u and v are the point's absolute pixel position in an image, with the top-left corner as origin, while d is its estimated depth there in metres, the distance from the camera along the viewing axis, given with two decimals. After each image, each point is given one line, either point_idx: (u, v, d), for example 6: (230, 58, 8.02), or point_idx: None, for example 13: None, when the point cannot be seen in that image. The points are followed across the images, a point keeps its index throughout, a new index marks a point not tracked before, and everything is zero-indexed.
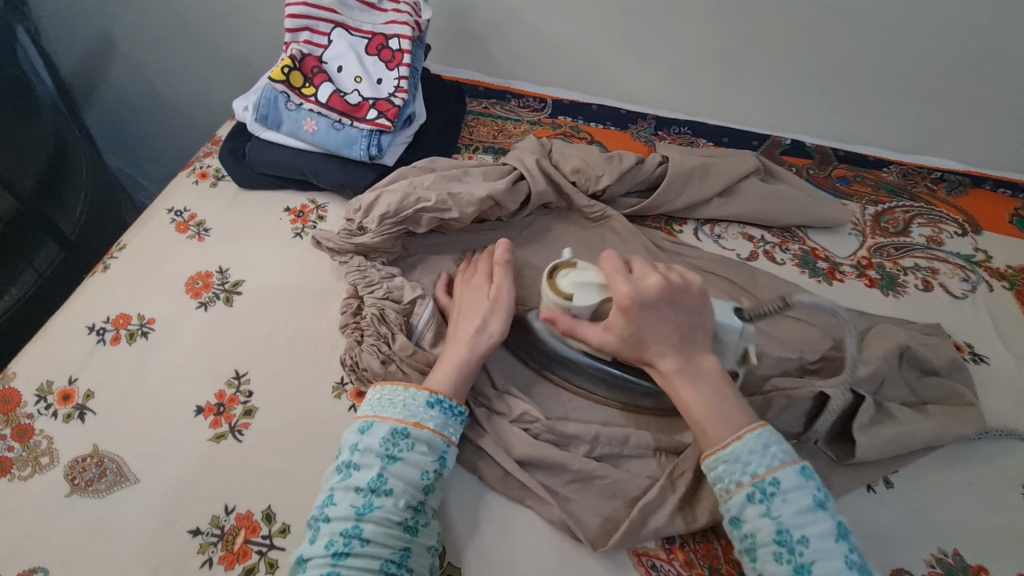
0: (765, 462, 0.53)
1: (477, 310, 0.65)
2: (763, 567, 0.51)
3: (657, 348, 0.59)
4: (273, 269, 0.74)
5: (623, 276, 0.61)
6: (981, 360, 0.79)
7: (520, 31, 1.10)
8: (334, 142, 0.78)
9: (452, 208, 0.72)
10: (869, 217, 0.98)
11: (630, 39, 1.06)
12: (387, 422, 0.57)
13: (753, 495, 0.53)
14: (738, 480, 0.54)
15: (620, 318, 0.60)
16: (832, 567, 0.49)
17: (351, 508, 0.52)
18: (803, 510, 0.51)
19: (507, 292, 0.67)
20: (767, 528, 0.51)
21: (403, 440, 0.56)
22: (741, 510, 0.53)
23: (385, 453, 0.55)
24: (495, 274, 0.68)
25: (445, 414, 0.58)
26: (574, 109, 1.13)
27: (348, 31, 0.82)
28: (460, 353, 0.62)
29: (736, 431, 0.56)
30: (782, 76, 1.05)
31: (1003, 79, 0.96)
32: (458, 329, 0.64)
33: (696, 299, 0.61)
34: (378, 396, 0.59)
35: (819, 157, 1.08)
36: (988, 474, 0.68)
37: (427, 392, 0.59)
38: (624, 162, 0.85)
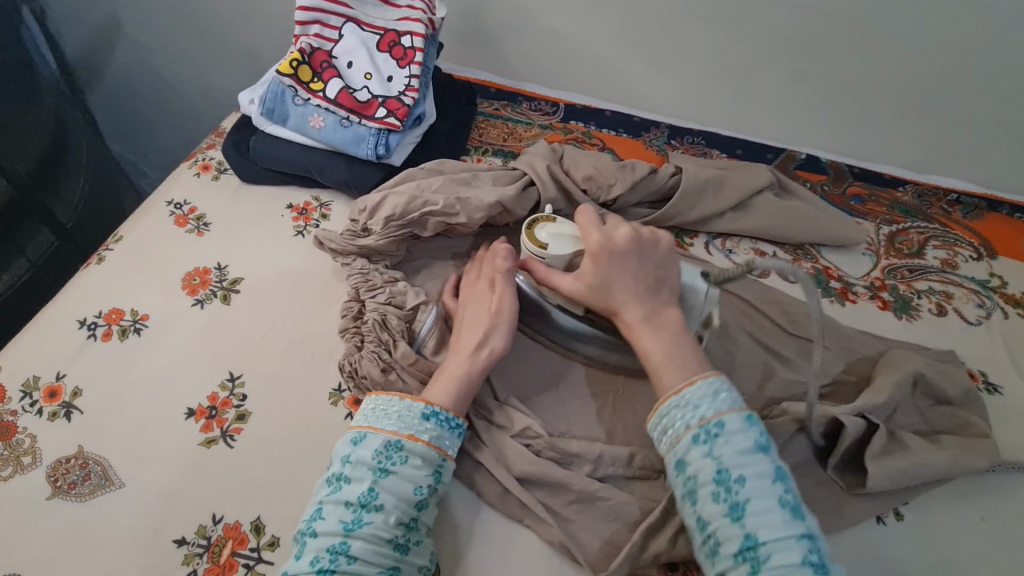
0: (713, 405, 0.52)
1: (480, 325, 0.62)
2: (700, 509, 0.49)
3: (621, 298, 0.59)
4: (273, 268, 0.72)
5: (595, 226, 0.63)
6: (995, 390, 0.77)
7: (535, 33, 1.08)
8: (341, 139, 0.76)
9: (460, 213, 0.70)
10: (883, 237, 0.96)
11: (646, 45, 1.04)
12: (381, 434, 0.55)
13: (698, 437, 0.51)
14: (686, 422, 0.52)
15: (590, 265, 0.61)
16: (766, 507, 0.48)
17: (339, 523, 0.50)
18: (744, 452, 0.50)
19: (511, 307, 0.62)
20: (709, 468, 0.50)
21: (397, 452, 0.54)
22: (686, 452, 0.51)
23: (377, 467, 0.53)
24: (499, 284, 0.64)
25: (441, 426, 0.56)
26: (586, 115, 1.11)
27: (360, 26, 0.80)
28: (462, 365, 0.60)
29: (688, 377, 0.54)
30: (799, 90, 1.03)
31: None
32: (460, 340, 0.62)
33: (659, 254, 0.62)
34: (373, 405, 0.57)
35: (833, 173, 1.06)
36: (1001, 509, 0.66)
37: (423, 403, 0.57)
38: (636, 172, 0.83)
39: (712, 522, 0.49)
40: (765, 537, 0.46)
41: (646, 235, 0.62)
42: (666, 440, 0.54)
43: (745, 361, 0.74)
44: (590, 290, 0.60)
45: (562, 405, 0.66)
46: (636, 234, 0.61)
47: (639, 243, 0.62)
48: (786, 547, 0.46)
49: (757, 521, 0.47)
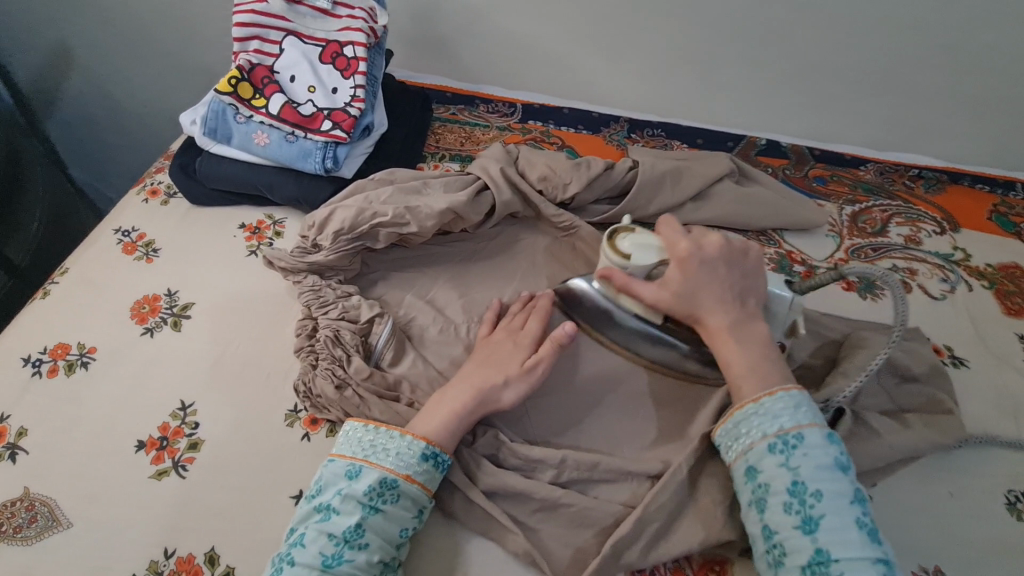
0: (793, 418, 0.53)
1: (506, 373, 0.60)
2: (769, 517, 0.51)
3: (707, 304, 0.61)
4: (227, 291, 0.71)
5: (683, 235, 0.64)
6: (961, 364, 0.77)
7: (487, 33, 1.07)
8: (288, 155, 0.75)
9: (411, 222, 0.69)
10: (846, 217, 0.96)
11: (599, 40, 1.04)
12: (376, 469, 0.53)
13: (775, 446, 0.53)
14: (763, 431, 0.54)
15: (676, 274, 0.62)
16: (842, 524, 0.48)
17: (319, 556, 0.49)
18: (822, 468, 0.51)
19: (543, 372, 0.60)
20: (783, 477, 0.51)
21: (389, 491, 0.53)
22: (760, 459, 0.53)
23: (368, 504, 0.51)
24: (544, 347, 0.61)
25: (435, 468, 0.55)
26: (544, 113, 1.09)
27: (300, 38, 0.78)
28: (462, 399, 0.58)
29: (767, 389, 0.56)
30: (754, 75, 1.03)
31: (974, 73, 0.95)
32: (472, 372, 0.60)
33: (744, 261, 0.63)
34: (370, 436, 0.56)
35: (795, 156, 1.06)
36: (969, 484, 0.66)
37: (423, 443, 0.55)
38: (592, 168, 0.82)
39: (781, 531, 0.50)
40: (836, 552, 0.47)
41: (737, 246, 0.63)
42: (741, 446, 0.55)
43: None
44: (676, 297, 0.62)
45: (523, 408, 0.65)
46: (726, 244, 0.62)
47: (730, 254, 0.63)
48: (862, 567, 0.46)
49: (830, 537, 0.48)
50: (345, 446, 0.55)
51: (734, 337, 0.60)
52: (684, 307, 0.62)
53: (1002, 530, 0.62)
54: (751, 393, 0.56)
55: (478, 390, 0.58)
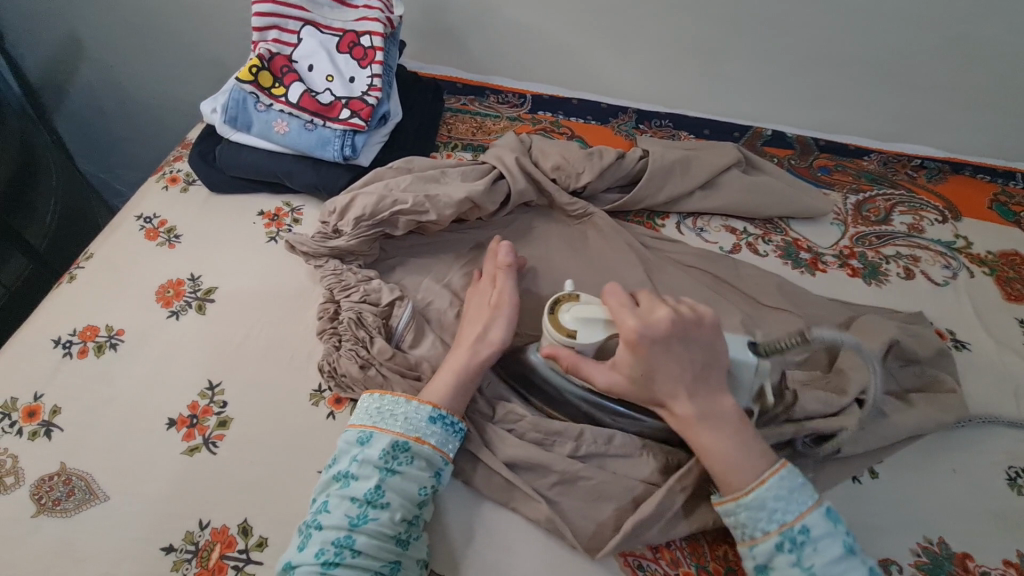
0: (793, 507, 0.52)
1: (481, 321, 0.63)
2: None
3: (672, 390, 0.57)
4: (248, 275, 0.72)
5: (628, 310, 0.59)
6: (963, 346, 0.79)
7: (497, 24, 1.08)
8: (307, 143, 0.76)
9: (429, 210, 0.70)
10: (851, 206, 0.98)
11: (609, 32, 1.05)
12: (387, 434, 0.55)
13: (782, 545, 0.51)
14: (767, 528, 0.52)
15: (626, 358, 0.58)
16: None
17: (345, 518, 0.51)
18: (834, 559, 0.50)
19: (510, 300, 0.65)
20: None
21: (403, 453, 0.54)
22: (769, 558, 0.52)
23: (383, 466, 0.53)
24: (500, 279, 0.66)
25: (446, 430, 0.57)
26: (554, 104, 1.09)
27: (317, 28, 0.80)
28: (457, 359, 0.60)
29: (757, 475, 0.54)
30: (761, 66, 1.04)
31: (978, 64, 0.96)
32: (461, 334, 0.63)
33: (696, 337, 0.58)
34: (377, 405, 0.57)
35: (800, 147, 1.08)
36: (972, 461, 0.68)
37: (430, 406, 0.57)
38: (604, 158, 0.84)
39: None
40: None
41: (688, 316, 0.58)
42: (745, 540, 0.54)
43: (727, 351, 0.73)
44: (634, 384, 0.58)
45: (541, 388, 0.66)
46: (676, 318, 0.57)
47: (683, 323, 0.58)
48: None
49: None
50: (356, 415, 0.57)
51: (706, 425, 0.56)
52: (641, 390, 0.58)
53: (1004, 505, 0.64)
54: (744, 483, 0.54)
55: (470, 347, 0.61)
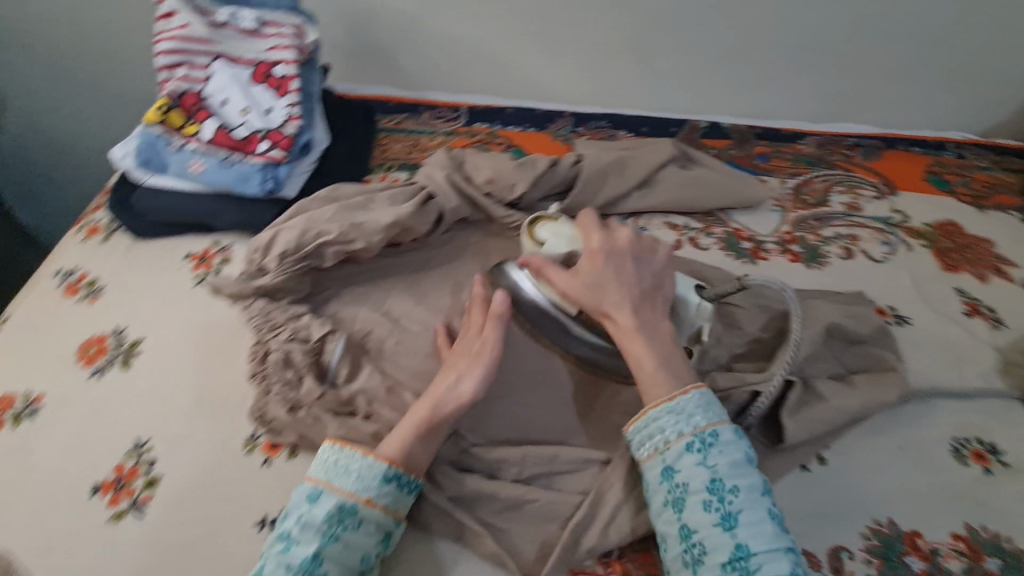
0: (706, 415, 0.55)
1: (456, 368, 0.61)
2: (687, 518, 0.51)
3: (616, 301, 0.61)
4: (176, 324, 0.70)
5: (595, 228, 0.66)
6: (905, 321, 0.80)
7: (427, 40, 1.08)
8: (226, 180, 0.74)
9: (356, 239, 0.69)
10: (790, 190, 0.99)
11: (539, 37, 1.06)
12: (337, 494, 0.52)
13: (691, 445, 0.53)
14: (680, 430, 0.54)
15: (582, 269, 0.63)
16: (758, 518, 0.49)
17: None
18: (736, 462, 0.52)
19: (493, 349, 0.62)
20: (701, 475, 0.52)
21: (350, 517, 0.52)
22: (678, 459, 0.53)
23: (328, 531, 0.50)
24: (486, 327, 0.63)
25: (400, 490, 0.54)
26: (489, 114, 1.07)
27: (228, 61, 0.77)
28: (421, 413, 0.58)
29: (682, 386, 0.57)
30: (688, 58, 1.07)
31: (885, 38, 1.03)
32: (433, 384, 0.61)
33: (647, 257, 0.64)
34: (335, 458, 0.54)
35: (737, 137, 1.08)
36: (917, 437, 0.68)
37: (385, 464, 0.54)
38: (536, 167, 0.83)
39: (699, 530, 0.50)
40: (753, 546, 0.48)
41: (645, 242, 0.65)
42: (656, 444, 0.55)
43: None
44: (584, 288, 0.62)
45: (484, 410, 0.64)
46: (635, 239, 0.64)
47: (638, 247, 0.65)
48: (776, 560, 0.47)
49: (747, 531, 0.49)
50: (313, 468, 0.54)
51: (644, 333, 0.59)
52: (589, 295, 0.62)
53: (952, 478, 0.65)
54: (664, 391, 0.56)
55: (435, 399, 0.58)
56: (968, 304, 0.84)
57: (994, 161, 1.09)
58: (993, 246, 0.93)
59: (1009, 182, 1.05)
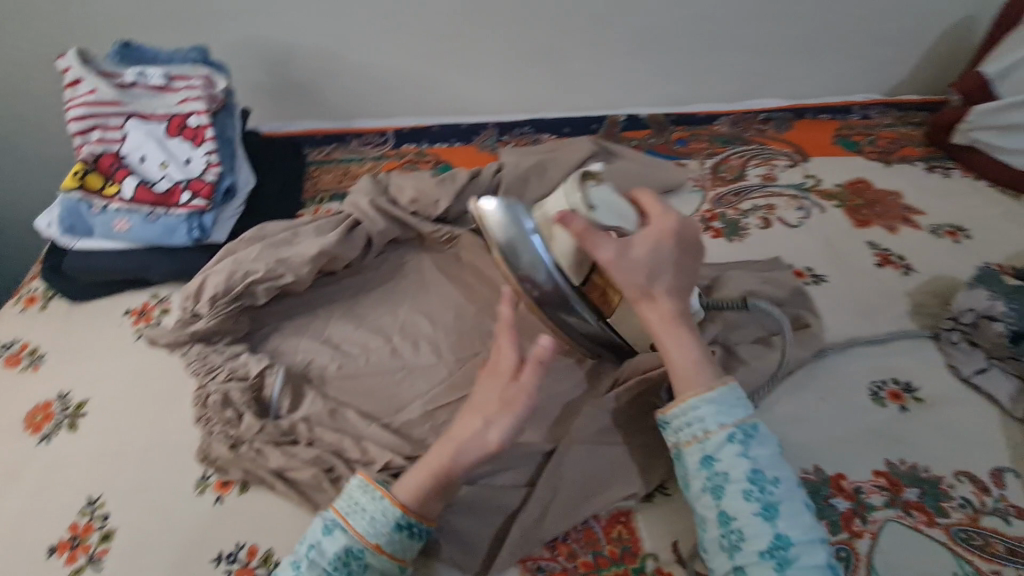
0: (746, 409, 0.56)
1: (484, 412, 0.55)
2: (726, 505, 0.53)
3: (666, 287, 0.61)
4: (119, 379, 0.71)
5: (666, 209, 0.63)
6: (821, 280, 0.85)
7: (346, 71, 1.12)
8: (153, 234, 0.76)
9: (285, 274, 0.71)
10: (708, 170, 1.04)
11: (453, 55, 1.10)
12: (349, 534, 0.53)
13: (734, 436, 0.54)
14: (723, 421, 0.55)
15: (641, 246, 0.60)
16: (796, 510, 0.52)
17: None
18: (774, 457, 0.54)
19: (527, 402, 0.54)
20: (743, 465, 0.53)
21: (356, 560, 0.52)
22: (719, 448, 0.54)
23: (333, 572, 0.51)
24: (524, 373, 0.54)
25: (409, 538, 0.54)
26: (416, 134, 1.09)
27: (141, 118, 0.80)
28: (438, 460, 0.55)
29: (720, 378, 0.58)
30: (597, 58, 1.13)
31: (771, 17, 1.11)
32: (459, 427, 0.56)
33: (699, 248, 0.63)
34: (356, 495, 0.55)
35: (655, 125, 1.13)
36: (838, 386, 0.73)
37: (399, 510, 0.54)
38: (457, 181, 0.86)
39: (739, 518, 0.52)
40: (793, 537, 0.50)
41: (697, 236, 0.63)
42: (694, 432, 0.56)
43: None
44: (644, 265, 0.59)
45: (427, 416, 0.68)
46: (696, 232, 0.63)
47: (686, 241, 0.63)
48: (811, 550, 0.50)
49: (788, 522, 0.51)
50: (338, 500, 0.55)
51: (671, 319, 0.61)
52: (637, 274, 0.60)
53: (871, 420, 0.69)
54: (701, 381, 0.58)
55: (460, 445, 0.55)
56: (879, 255, 0.89)
57: (896, 118, 1.15)
58: (900, 197, 0.99)
59: (912, 134, 1.11)
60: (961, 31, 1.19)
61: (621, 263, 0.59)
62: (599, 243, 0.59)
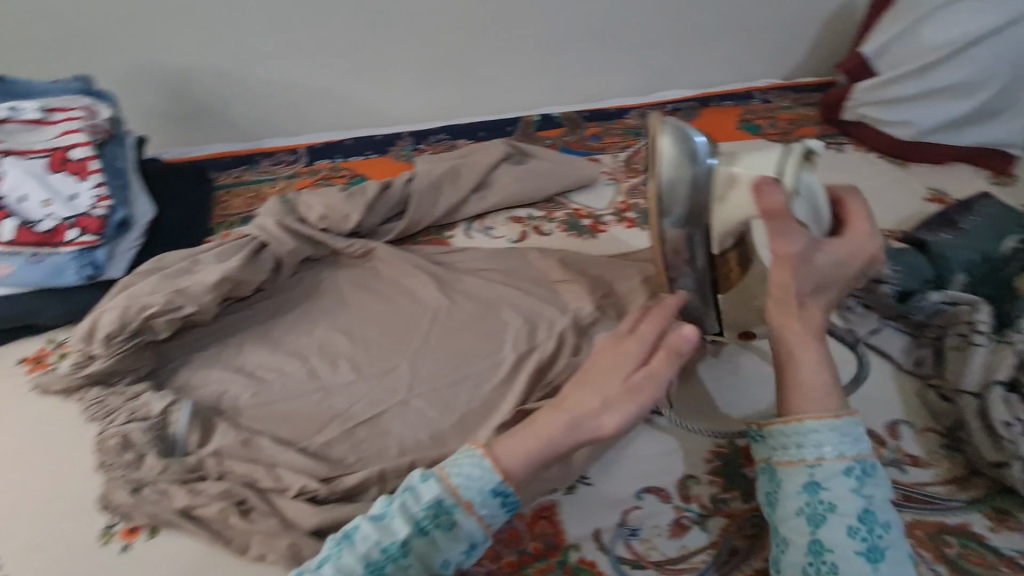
0: (867, 445, 0.53)
1: (606, 395, 0.55)
2: (824, 536, 0.49)
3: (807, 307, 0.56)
4: (13, 433, 0.67)
5: (869, 219, 0.59)
6: None
7: (253, 90, 1.11)
8: (40, 277, 0.72)
9: (185, 304, 0.70)
10: (621, 163, 1.07)
11: (360, 67, 1.11)
12: (440, 489, 0.51)
13: (851, 471, 0.51)
14: (843, 452, 0.51)
15: (827, 258, 0.56)
16: (900, 560, 0.48)
17: (362, 561, 0.49)
18: (886, 499, 0.51)
19: (654, 390, 0.55)
20: (852, 501, 0.50)
21: (445, 516, 0.51)
22: (829, 477, 0.51)
23: (421, 522, 0.51)
24: (659, 358, 0.57)
25: (501, 507, 0.52)
26: (329, 149, 1.08)
27: (17, 155, 0.75)
28: (554, 428, 0.54)
29: (846, 407, 0.53)
30: (505, 61, 1.15)
31: (664, 13, 1.17)
32: (573, 399, 0.55)
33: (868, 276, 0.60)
34: (467, 462, 0.53)
35: (569, 123, 1.15)
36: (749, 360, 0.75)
37: (496, 479, 0.52)
38: (365, 194, 0.85)
39: (836, 551, 0.49)
40: None
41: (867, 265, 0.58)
42: (804, 453, 0.52)
43: (512, 338, 0.76)
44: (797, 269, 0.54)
45: (345, 433, 0.67)
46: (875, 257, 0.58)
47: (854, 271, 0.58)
48: None
49: (890, 569, 0.48)
50: (451, 463, 0.53)
51: (815, 336, 0.56)
52: (807, 281, 0.55)
53: None
54: (827, 406, 0.53)
55: (574, 419, 0.54)
56: None
57: (794, 100, 1.21)
58: None
59: (809, 114, 1.17)
60: (843, 17, 1.27)
61: (801, 264, 0.54)
62: (780, 233, 0.54)
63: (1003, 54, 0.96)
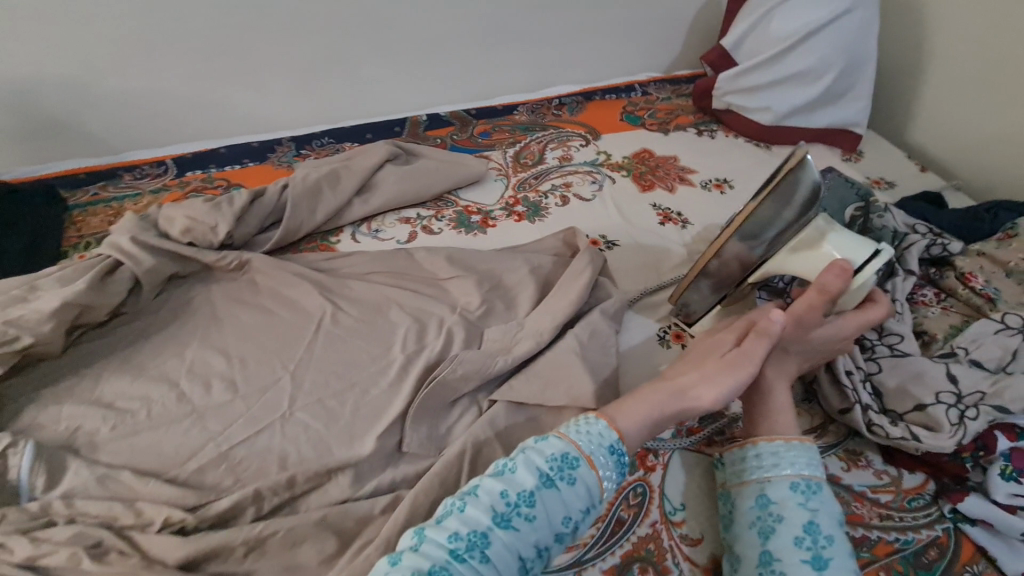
0: (815, 470, 0.57)
1: (704, 370, 0.60)
2: (771, 545, 0.52)
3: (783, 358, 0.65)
4: None
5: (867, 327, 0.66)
6: (613, 245, 0.92)
7: (108, 99, 1.03)
8: None
9: (22, 335, 0.65)
10: (510, 158, 1.08)
11: (228, 71, 1.06)
12: (564, 443, 0.52)
13: (797, 487, 0.55)
14: (791, 470, 0.56)
15: (820, 334, 0.64)
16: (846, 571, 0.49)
17: (490, 511, 0.46)
18: (834, 518, 0.54)
19: (750, 363, 0.59)
20: (800, 515, 0.53)
21: (569, 469, 0.50)
22: (778, 494, 0.55)
23: (551, 472, 0.49)
24: (750, 340, 0.61)
25: (617, 468, 0.52)
26: (202, 160, 1.02)
27: None
28: (657, 395, 0.58)
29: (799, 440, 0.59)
30: (384, 61, 1.15)
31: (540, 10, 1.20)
32: (676, 372, 0.61)
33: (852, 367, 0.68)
34: (582, 425, 0.54)
35: (457, 121, 1.15)
36: (631, 340, 0.79)
37: (617, 436, 0.53)
38: (234, 204, 0.82)
39: (783, 560, 0.50)
40: None
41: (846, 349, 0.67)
42: (759, 474, 0.58)
43: (400, 339, 0.75)
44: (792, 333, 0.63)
45: (220, 455, 0.63)
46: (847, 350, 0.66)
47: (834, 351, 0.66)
48: None
49: None
50: (569, 427, 0.54)
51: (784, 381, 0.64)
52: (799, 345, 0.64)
53: (658, 366, 0.76)
54: (789, 433, 0.60)
55: (678, 389, 0.59)
56: (661, 215, 0.98)
57: (671, 92, 1.28)
58: (677, 160, 1.10)
59: (685, 105, 1.24)
60: (708, 11, 1.35)
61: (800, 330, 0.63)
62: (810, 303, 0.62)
63: (839, 45, 1.08)
